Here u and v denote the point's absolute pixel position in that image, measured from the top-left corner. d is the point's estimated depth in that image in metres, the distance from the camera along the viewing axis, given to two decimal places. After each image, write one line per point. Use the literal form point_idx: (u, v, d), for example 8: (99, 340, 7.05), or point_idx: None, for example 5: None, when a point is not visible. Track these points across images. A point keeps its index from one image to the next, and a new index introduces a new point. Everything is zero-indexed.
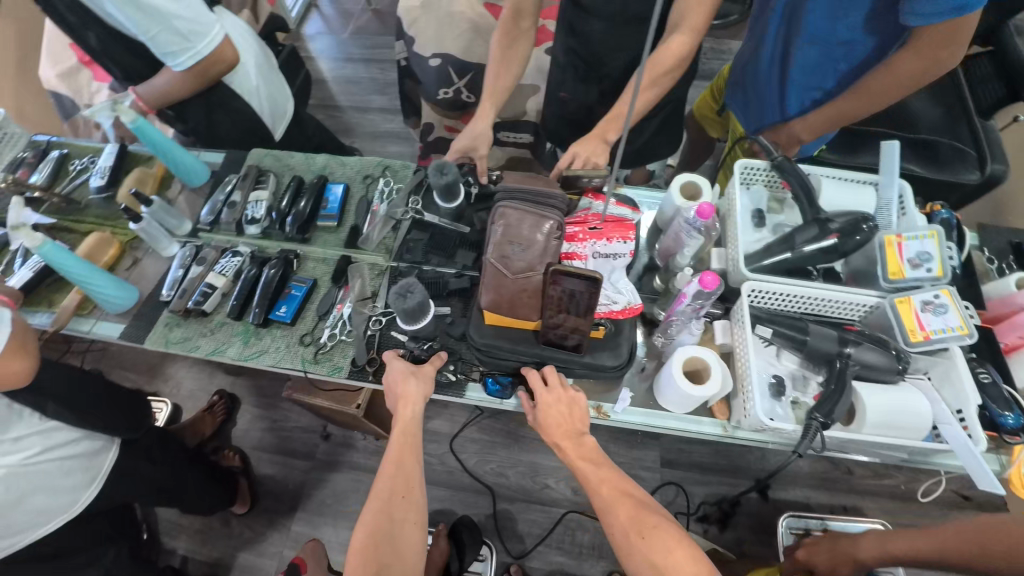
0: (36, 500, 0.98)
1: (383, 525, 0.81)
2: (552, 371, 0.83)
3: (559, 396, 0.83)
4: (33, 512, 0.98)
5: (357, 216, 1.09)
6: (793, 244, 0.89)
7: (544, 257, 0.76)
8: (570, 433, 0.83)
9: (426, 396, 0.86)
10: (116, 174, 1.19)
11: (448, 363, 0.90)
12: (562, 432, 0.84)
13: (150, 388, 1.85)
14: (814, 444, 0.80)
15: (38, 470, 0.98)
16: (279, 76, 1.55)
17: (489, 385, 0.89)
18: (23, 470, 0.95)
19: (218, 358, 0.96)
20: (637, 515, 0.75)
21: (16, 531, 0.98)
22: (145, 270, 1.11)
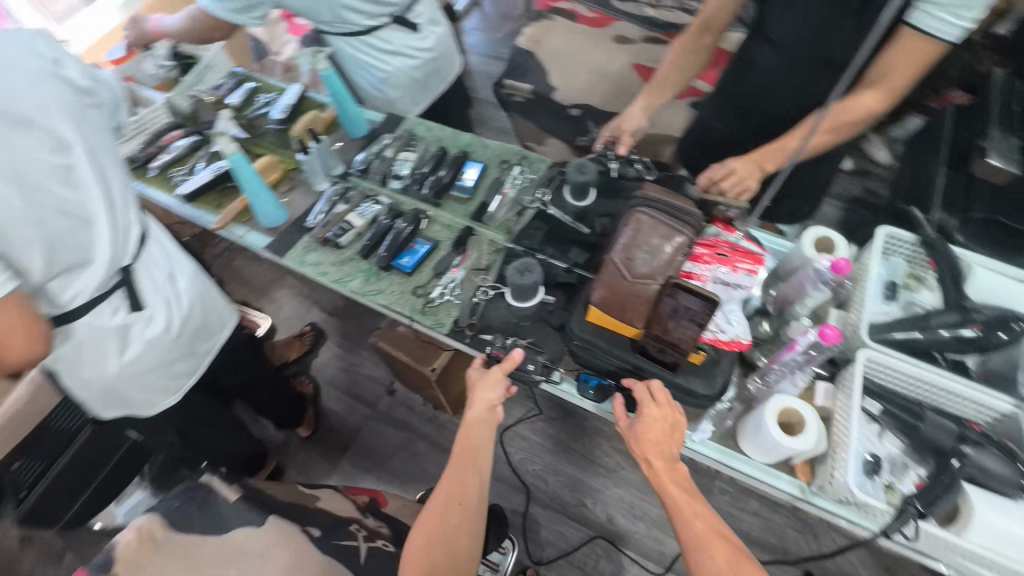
0: (213, 308, 1.28)
1: (439, 525, 0.85)
2: (661, 388, 0.83)
3: (665, 414, 0.82)
4: (213, 318, 1.28)
5: (487, 194, 1.16)
6: (926, 325, 0.86)
7: (666, 270, 0.77)
8: (666, 455, 0.83)
9: (495, 402, 0.92)
10: (292, 112, 1.36)
11: (530, 361, 0.92)
12: (657, 449, 0.83)
13: (257, 305, 2.07)
14: (906, 532, 0.74)
15: (203, 286, 1.26)
16: (440, 69, 1.66)
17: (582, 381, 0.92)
18: (189, 280, 1.22)
19: (340, 287, 1.07)
20: (734, 562, 0.73)
21: (209, 335, 1.28)
22: (296, 198, 1.25)
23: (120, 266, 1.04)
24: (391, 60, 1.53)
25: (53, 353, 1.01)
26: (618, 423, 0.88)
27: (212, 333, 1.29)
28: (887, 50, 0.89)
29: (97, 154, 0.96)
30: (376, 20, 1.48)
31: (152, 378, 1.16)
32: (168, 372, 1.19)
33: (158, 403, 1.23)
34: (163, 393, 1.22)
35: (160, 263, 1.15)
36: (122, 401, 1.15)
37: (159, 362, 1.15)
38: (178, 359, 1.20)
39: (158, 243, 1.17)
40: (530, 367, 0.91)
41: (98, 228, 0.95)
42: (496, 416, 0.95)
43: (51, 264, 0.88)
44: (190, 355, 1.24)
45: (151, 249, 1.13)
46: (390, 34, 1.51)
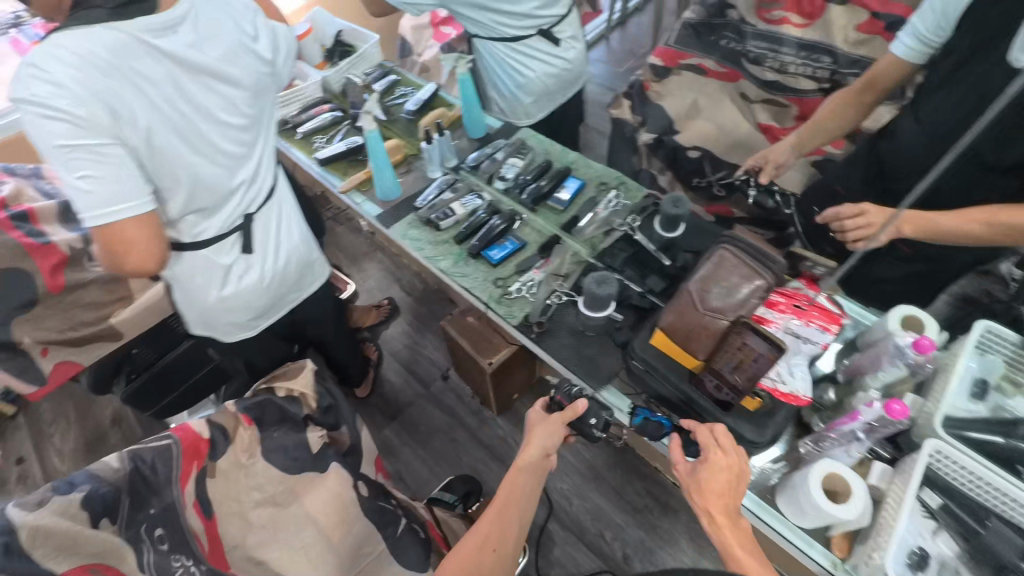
0: (311, 267, 1.40)
1: (471, 559, 0.86)
2: (727, 433, 0.81)
3: (728, 460, 0.79)
4: (308, 277, 1.41)
5: (580, 210, 1.23)
6: (1013, 433, 0.82)
7: (739, 310, 0.80)
8: (729, 508, 0.78)
9: (550, 448, 0.94)
10: (424, 107, 1.53)
11: (590, 415, 0.91)
12: (722, 502, 0.78)
13: (347, 271, 2.28)
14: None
15: (309, 247, 1.38)
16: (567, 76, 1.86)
17: (637, 415, 0.93)
18: (301, 233, 1.33)
19: (432, 264, 1.19)
20: None
21: (299, 290, 1.42)
22: (411, 180, 1.40)
23: (247, 212, 1.17)
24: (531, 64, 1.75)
25: (173, 271, 1.17)
26: (678, 467, 0.84)
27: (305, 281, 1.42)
28: None
29: (257, 117, 1.10)
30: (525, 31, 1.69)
31: (243, 315, 1.30)
32: (257, 313, 1.33)
33: (240, 337, 1.37)
34: (246, 328, 1.36)
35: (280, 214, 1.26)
36: (216, 325, 1.29)
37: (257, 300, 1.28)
38: (269, 305, 1.34)
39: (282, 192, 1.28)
40: (592, 421, 0.90)
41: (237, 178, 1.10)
42: (545, 465, 0.96)
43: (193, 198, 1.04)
44: (278, 304, 1.37)
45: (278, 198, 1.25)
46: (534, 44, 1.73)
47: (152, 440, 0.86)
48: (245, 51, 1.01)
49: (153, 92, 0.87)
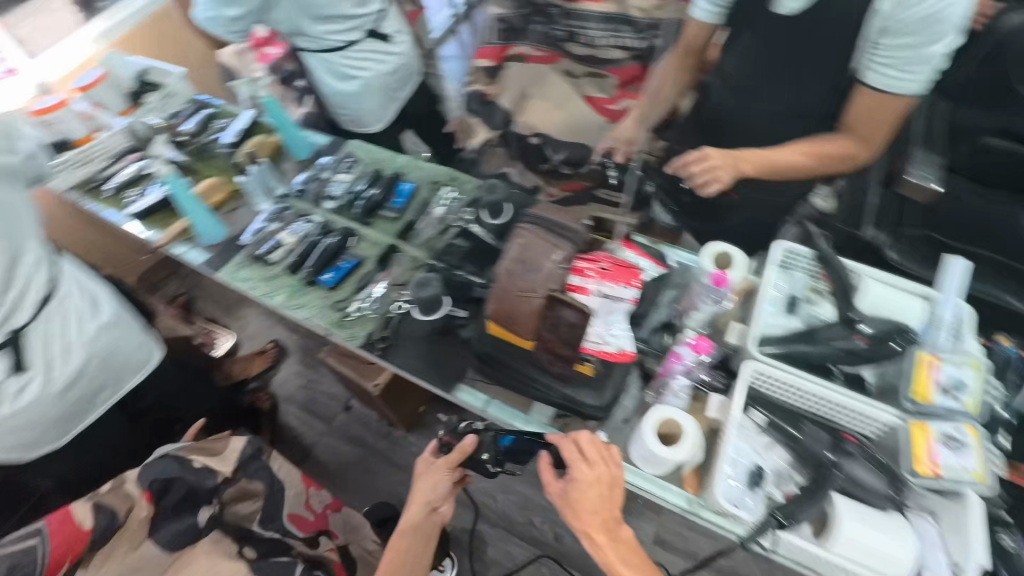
0: (121, 351, 1.29)
1: None
2: (592, 445, 0.82)
3: (600, 476, 0.81)
4: (121, 364, 1.30)
5: (415, 213, 1.20)
6: (816, 338, 0.88)
7: (549, 283, 0.80)
8: (608, 523, 0.81)
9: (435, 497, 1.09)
10: (243, 136, 1.43)
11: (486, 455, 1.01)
12: (599, 518, 0.81)
13: (224, 322, 2.12)
14: (764, 541, 0.76)
15: (115, 330, 1.27)
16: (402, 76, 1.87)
17: (505, 438, 0.94)
18: (101, 325, 1.23)
19: (266, 301, 1.11)
20: None
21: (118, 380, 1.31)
22: (240, 216, 1.30)
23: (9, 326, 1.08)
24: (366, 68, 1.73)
25: None
26: (551, 487, 0.85)
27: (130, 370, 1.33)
28: (855, 106, 1.11)
29: None
30: (352, 36, 1.70)
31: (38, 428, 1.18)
32: (59, 422, 1.21)
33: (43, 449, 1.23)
34: (49, 440, 1.22)
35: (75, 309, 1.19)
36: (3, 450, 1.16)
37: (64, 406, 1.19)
38: (71, 406, 1.21)
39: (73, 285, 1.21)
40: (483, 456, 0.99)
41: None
42: (432, 513, 1.11)
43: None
44: (83, 402, 1.24)
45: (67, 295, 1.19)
46: (365, 47, 1.73)
47: (19, 539, 0.81)
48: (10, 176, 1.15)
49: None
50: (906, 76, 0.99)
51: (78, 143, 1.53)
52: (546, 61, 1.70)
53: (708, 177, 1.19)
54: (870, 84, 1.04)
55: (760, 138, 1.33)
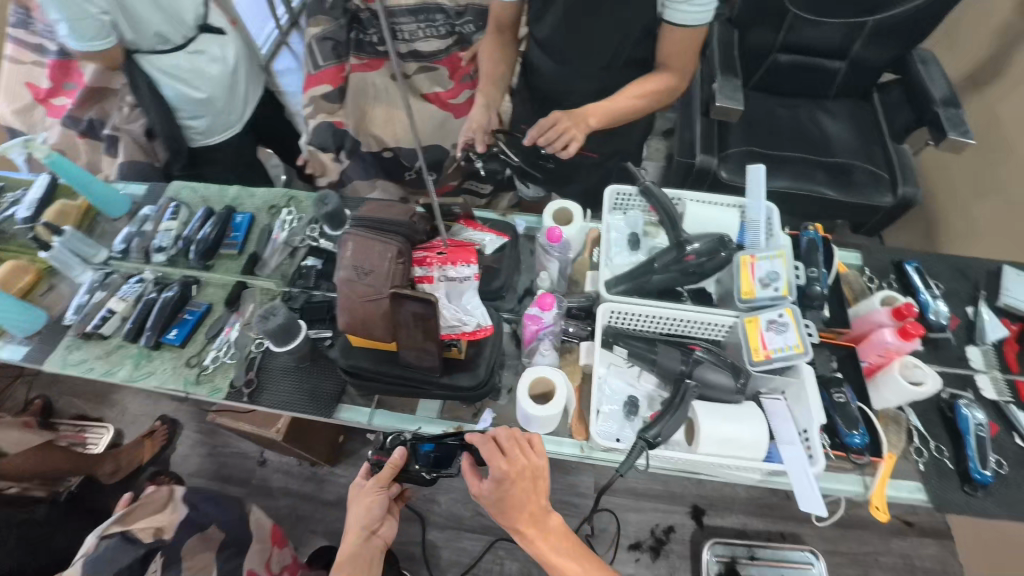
0: None
1: None
2: (512, 442, 0.81)
3: (525, 473, 0.80)
4: None
5: (258, 244, 1.13)
6: (655, 266, 0.93)
7: (391, 282, 0.78)
8: (536, 513, 0.82)
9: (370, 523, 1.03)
10: (41, 206, 1.25)
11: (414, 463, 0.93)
12: (525, 513, 0.82)
13: (96, 413, 1.88)
14: (640, 462, 0.82)
15: None
16: (244, 72, 1.59)
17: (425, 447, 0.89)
18: None
19: (109, 379, 1.00)
20: None
21: None
22: (59, 296, 1.15)
23: None
24: (212, 71, 1.48)
25: None
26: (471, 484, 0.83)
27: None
28: (663, 44, 1.20)
29: None
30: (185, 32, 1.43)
31: None
32: None
33: None
34: None
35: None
36: None
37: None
38: None
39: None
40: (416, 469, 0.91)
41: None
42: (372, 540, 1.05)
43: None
44: None
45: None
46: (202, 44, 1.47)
47: None
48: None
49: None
50: (696, 9, 1.10)
51: None
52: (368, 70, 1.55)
53: (565, 138, 1.25)
54: (671, 21, 1.13)
55: (596, 92, 1.34)
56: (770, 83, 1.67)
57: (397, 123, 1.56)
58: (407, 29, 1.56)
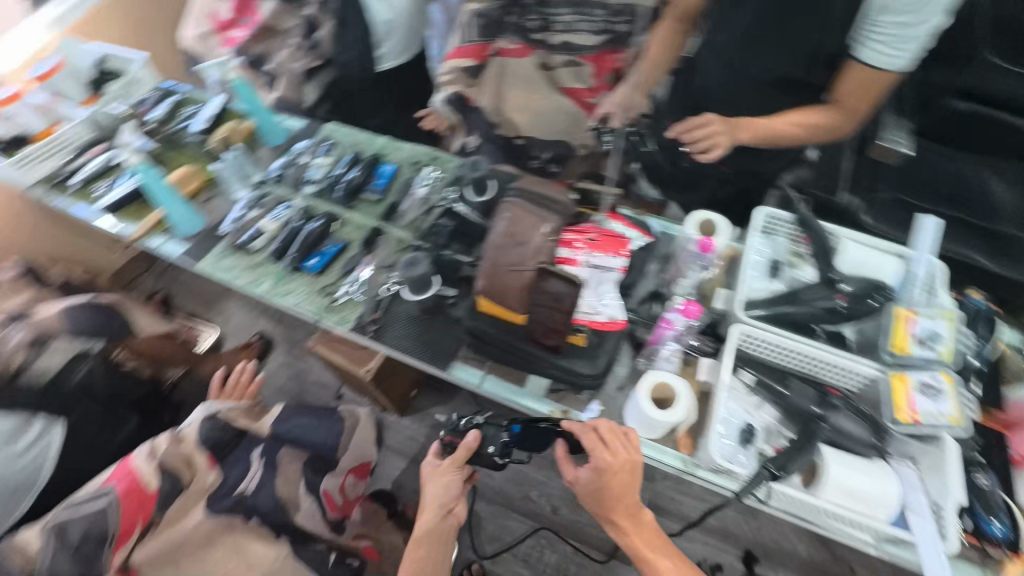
0: None
1: None
2: (611, 431, 0.82)
3: (619, 463, 0.80)
4: None
5: (398, 194, 1.19)
6: (799, 299, 0.90)
7: (538, 256, 0.80)
8: (630, 510, 0.86)
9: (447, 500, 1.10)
10: (214, 123, 1.38)
11: (488, 444, 1.04)
12: (622, 509, 0.87)
13: (205, 316, 2.08)
14: (758, 493, 0.79)
15: None
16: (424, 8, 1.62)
17: (514, 427, 0.94)
18: None
19: (251, 289, 1.09)
20: None
21: None
22: (214, 207, 1.27)
23: None
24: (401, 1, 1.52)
25: None
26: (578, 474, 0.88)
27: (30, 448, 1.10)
28: (842, 81, 1.10)
29: None
30: None
31: None
32: None
33: None
34: None
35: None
36: None
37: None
38: None
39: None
40: (491, 450, 1.03)
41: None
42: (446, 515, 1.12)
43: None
44: None
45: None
46: None
47: (87, 504, 0.84)
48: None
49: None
50: (897, 54, 0.98)
51: (39, 137, 1.46)
52: (518, 57, 1.33)
53: (709, 144, 1.21)
54: (864, 61, 1.02)
55: (748, 108, 1.28)
56: (926, 129, 1.55)
57: (537, 109, 1.46)
58: (563, 19, 1.23)
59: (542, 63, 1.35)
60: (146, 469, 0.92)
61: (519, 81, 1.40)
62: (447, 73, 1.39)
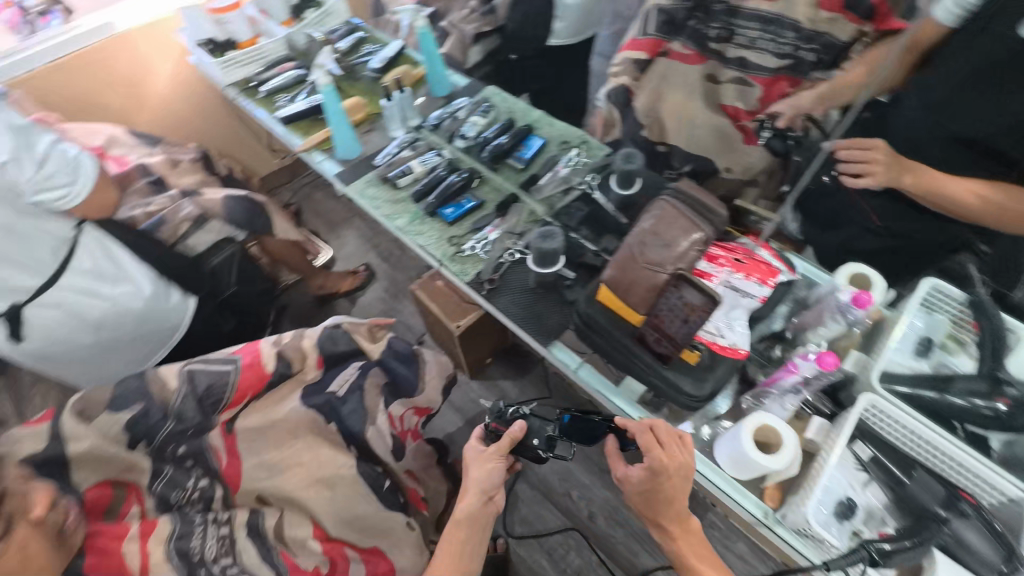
0: None
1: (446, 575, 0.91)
2: (666, 432, 0.83)
3: (671, 459, 0.80)
4: None
5: (541, 168, 1.21)
6: (945, 388, 0.82)
7: (678, 262, 0.78)
8: (678, 514, 0.84)
9: (492, 484, 0.99)
10: (389, 64, 1.48)
11: (531, 436, 1.00)
12: (673, 512, 0.84)
13: (325, 236, 2.27)
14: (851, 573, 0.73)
15: None
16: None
17: (563, 417, 0.98)
18: None
19: (387, 222, 1.17)
20: None
21: None
22: (371, 140, 1.37)
23: None
24: None
25: None
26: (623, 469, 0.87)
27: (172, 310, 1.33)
28: None
29: None
30: None
31: None
32: None
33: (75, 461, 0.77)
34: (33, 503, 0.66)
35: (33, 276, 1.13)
36: None
37: (88, 360, 1.24)
38: None
39: (90, 239, 1.23)
40: (533, 442, 0.99)
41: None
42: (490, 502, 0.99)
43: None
44: None
45: (79, 253, 1.20)
46: None
47: (218, 362, 0.96)
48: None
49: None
50: None
51: (242, 44, 1.65)
52: (688, 64, 1.25)
53: (861, 169, 1.04)
54: None
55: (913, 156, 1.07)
56: None
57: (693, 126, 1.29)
58: (747, 32, 1.14)
59: (711, 75, 1.22)
60: (270, 354, 1.00)
61: (679, 87, 1.27)
62: (617, 65, 1.35)
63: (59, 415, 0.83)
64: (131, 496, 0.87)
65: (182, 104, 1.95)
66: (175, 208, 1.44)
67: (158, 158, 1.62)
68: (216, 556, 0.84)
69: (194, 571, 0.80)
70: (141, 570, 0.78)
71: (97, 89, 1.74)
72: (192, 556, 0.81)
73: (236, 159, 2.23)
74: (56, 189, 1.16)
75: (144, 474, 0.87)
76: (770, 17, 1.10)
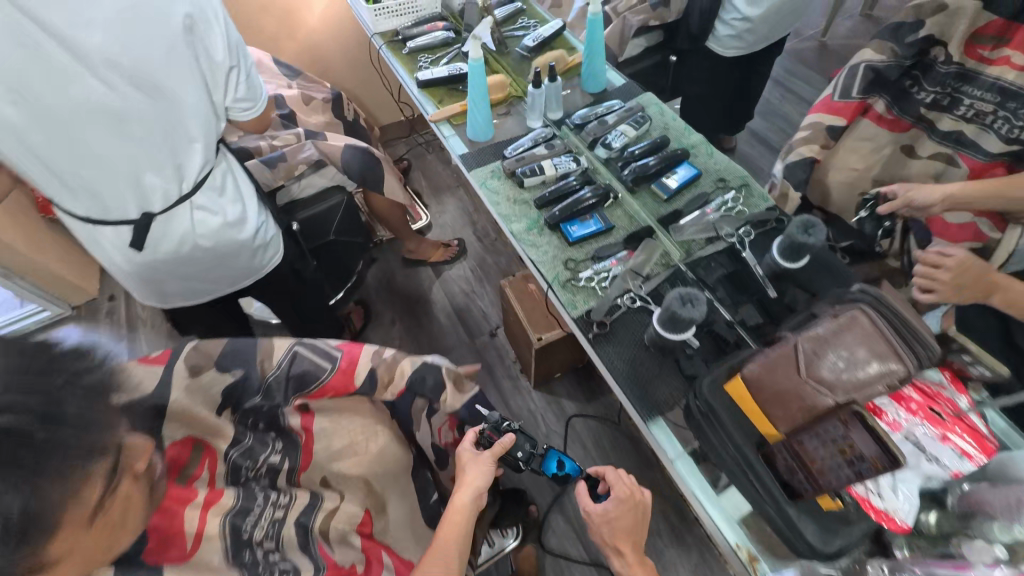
0: None
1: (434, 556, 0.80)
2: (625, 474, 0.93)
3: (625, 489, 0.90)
4: None
5: (687, 204, 1.04)
6: None
7: (853, 391, 0.62)
8: (635, 544, 0.88)
9: (482, 488, 0.90)
10: (542, 45, 1.35)
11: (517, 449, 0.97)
12: (632, 540, 0.88)
13: (427, 200, 2.23)
14: None
15: None
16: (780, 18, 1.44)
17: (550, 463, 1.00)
18: None
19: (503, 223, 1.06)
20: None
21: None
22: (505, 125, 1.27)
23: None
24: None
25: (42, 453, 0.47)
26: (583, 498, 0.92)
27: (264, 252, 1.24)
28: None
29: None
30: None
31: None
32: None
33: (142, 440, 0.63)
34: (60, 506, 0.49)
35: (172, 187, 1.00)
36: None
37: (178, 280, 1.15)
38: None
39: (225, 164, 1.10)
40: (517, 454, 0.97)
41: (141, 159, 0.93)
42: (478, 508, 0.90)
43: (43, 184, 0.92)
44: None
45: (216, 175, 1.07)
46: None
47: (324, 350, 0.93)
48: (209, 40, 0.94)
49: (21, 72, 0.77)
50: None
51: None
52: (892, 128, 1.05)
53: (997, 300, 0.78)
54: None
55: None
56: None
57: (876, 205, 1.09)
58: (979, 104, 0.93)
59: (909, 146, 1.04)
60: (367, 364, 0.95)
61: (862, 149, 1.09)
62: (803, 132, 1.16)
63: (171, 363, 0.79)
64: (205, 461, 0.78)
65: (329, 41, 1.95)
66: (297, 147, 1.43)
67: (293, 92, 1.64)
68: (262, 540, 0.77)
69: (239, 550, 0.74)
70: (194, 540, 0.70)
71: (257, 10, 1.77)
72: (242, 533, 0.75)
73: (363, 104, 2.23)
74: (249, 99, 1.09)
75: (224, 440, 0.81)
76: (1013, 90, 0.87)
